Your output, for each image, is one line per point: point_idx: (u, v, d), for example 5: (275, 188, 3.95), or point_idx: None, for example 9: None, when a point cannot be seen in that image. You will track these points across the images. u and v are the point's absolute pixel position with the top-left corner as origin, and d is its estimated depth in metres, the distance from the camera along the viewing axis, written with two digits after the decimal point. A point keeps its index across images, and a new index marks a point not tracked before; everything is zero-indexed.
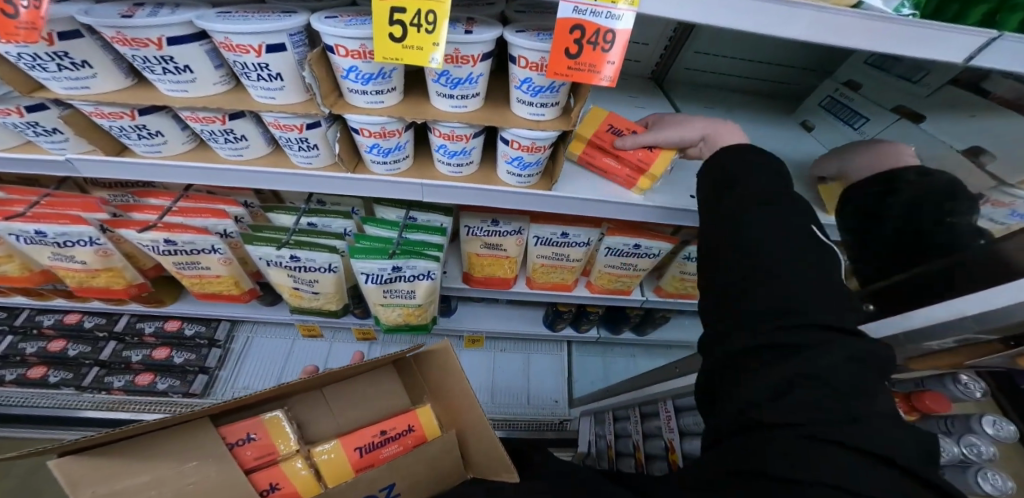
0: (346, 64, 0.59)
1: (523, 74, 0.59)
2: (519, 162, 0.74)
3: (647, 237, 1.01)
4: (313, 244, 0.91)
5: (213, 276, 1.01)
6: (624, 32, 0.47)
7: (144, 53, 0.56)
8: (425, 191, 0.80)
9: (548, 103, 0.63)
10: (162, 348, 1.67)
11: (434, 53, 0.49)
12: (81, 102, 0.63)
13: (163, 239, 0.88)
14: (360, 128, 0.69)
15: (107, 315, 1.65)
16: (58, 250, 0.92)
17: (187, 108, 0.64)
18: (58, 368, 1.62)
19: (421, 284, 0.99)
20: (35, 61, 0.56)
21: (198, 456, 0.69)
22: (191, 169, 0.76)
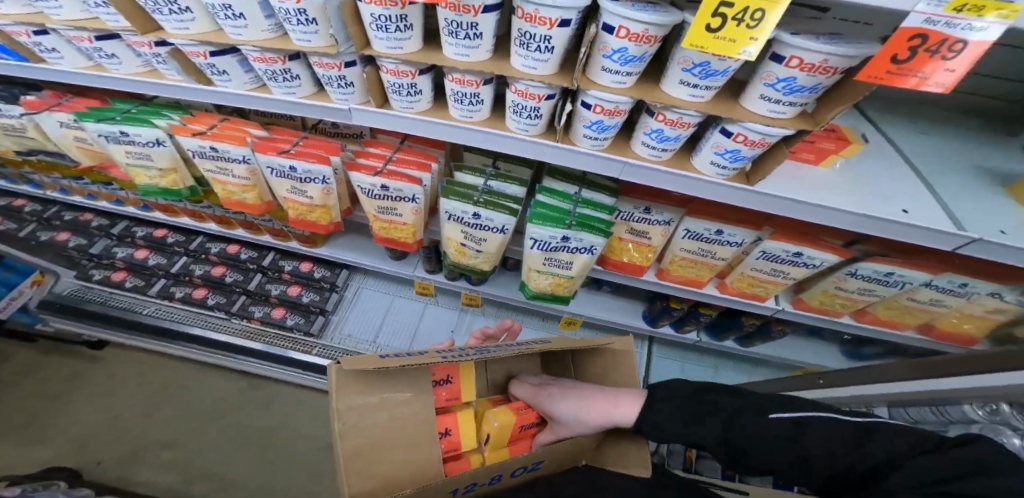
0: (617, 45, 0.64)
1: (789, 73, 0.59)
2: (732, 155, 0.75)
3: (813, 247, 1.00)
4: (497, 206, 1.01)
5: (400, 224, 1.12)
6: (979, 44, 0.46)
7: (462, 19, 0.65)
8: (623, 169, 0.86)
9: (795, 103, 0.64)
10: (294, 286, 1.95)
11: (746, 46, 0.52)
12: (391, 60, 0.76)
13: (381, 185, 1.01)
14: (592, 104, 0.76)
15: (258, 250, 1.98)
16: (297, 185, 1.09)
17: (461, 71, 0.75)
18: (214, 292, 1.93)
19: (578, 257, 1.06)
20: (384, 23, 0.68)
21: (412, 390, 0.92)
22: (429, 124, 0.88)
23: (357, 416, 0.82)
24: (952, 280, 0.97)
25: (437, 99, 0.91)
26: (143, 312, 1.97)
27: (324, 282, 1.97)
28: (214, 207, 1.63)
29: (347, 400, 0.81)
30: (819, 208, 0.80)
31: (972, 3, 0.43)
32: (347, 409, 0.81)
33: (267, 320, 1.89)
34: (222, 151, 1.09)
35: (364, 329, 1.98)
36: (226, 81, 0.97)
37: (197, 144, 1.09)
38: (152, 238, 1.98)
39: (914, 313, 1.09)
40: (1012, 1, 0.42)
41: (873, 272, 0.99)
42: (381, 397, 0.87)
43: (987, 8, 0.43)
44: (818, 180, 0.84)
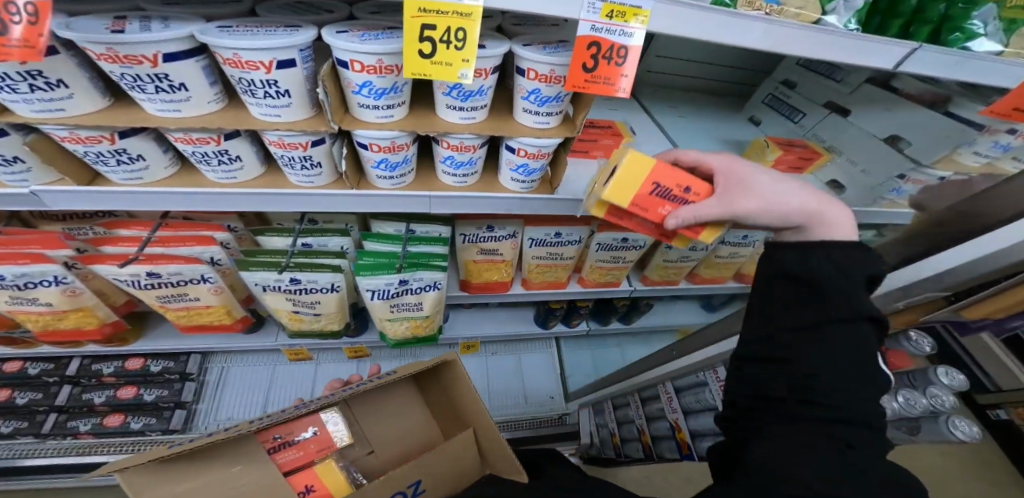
0: (358, 80, 0.59)
1: (533, 85, 0.63)
2: (524, 169, 0.77)
3: (635, 231, 1.10)
4: (316, 266, 0.91)
5: (204, 307, 0.99)
6: (637, 48, 0.51)
7: (138, 70, 0.55)
8: (433, 202, 0.82)
9: (553, 112, 0.67)
10: (127, 388, 1.57)
11: (462, 69, 0.49)
12: (55, 126, 0.61)
13: (145, 272, 0.86)
14: (367, 143, 0.69)
15: (53, 361, 1.57)
16: (18, 293, 0.88)
17: (180, 130, 0.64)
18: (8, 418, 1.53)
19: (428, 296, 1.00)
20: (5, 82, 0.53)
21: (240, 460, 0.79)
22: (176, 194, 0.75)
23: None
24: (736, 233, 1.17)
25: (182, 158, 0.78)
26: None
27: (171, 374, 1.63)
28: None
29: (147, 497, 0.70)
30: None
31: (616, 11, 0.48)
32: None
33: (99, 431, 1.52)
34: None
35: (246, 409, 1.74)
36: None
37: None
38: None
39: (726, 266, 1.28)
40: (641, 8, 0.49)
41: (682, 241, 1.13)
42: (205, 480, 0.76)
43: (628, 16, 0.49)
44: (610, 175, 0.94)
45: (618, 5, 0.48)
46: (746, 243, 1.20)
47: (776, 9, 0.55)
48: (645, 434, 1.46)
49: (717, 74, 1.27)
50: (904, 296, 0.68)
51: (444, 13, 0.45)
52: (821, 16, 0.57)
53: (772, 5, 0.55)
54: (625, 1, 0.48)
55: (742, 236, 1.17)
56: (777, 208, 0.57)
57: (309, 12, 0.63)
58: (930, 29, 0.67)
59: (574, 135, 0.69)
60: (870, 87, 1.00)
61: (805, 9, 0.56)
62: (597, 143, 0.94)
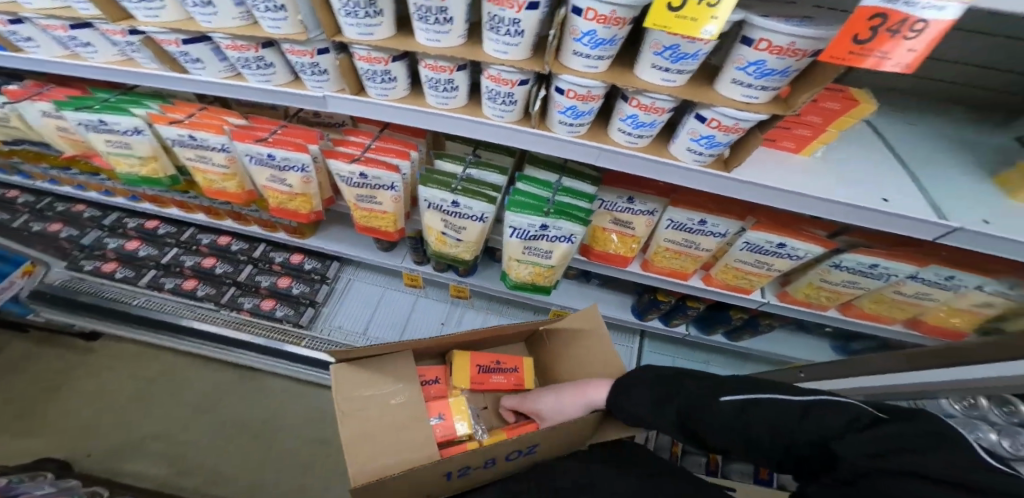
0: (585, 28, 0.64)
1: (758, 56, 0.58)
2: (708, 141, 0.74)
3: (797, 238, 0.97)
4: (475, 194, 1.01)
5: (381, 212, 1.11)
6: (942, 22, 0.42)
7: (430, 4, 0.64)
8: (599, 155, 0.86)
9: (767, 87, 0.62)
10: (284, 278, 1.90)
11: (707, 25, 0.52)
12: (361, 46, 0.75)
13: (359, 173, 1.00)
14: (565, 89, 0.76)
15: (249, 243, 1.93)
16: (275, 173, 1.06)
17: (433, 57, 0.74)
18: (205, 282, 1.88)
19: (559, 246, 1.06)
20: (352, 8, 0.67)
21: (402, 380, 0.96)
22: (410, 111, 0.87)
23: (357, 406, 0.89)
24: (938, 271, 0.93)
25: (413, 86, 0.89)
26: (133, 303, 1.93)
27: (315, 273, 1.93)
28: (199, 197, 1.63)
29: (346, 394, 0.89)
30: (791, 195, 0.79)
31: None
32: (346, 400, 0.88)
33: (256, 312, 1.82)
34: (201, 140, 1.07)
35: (354, 320, 1.91)
36: (199, 70, 0.95)
37: (176, 133, 1.08)
38: (144, 229, 1.96)
39: (901, 307, 1.07)
40: None
41: (857, 263, 0.96)
42: (374, 389, 0.92)
43: None
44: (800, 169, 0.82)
45: None
46: (948, 285, 0.96)
47: None
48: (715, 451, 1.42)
49: (954, 80, 1.04)
50: None
51: None
52: None
53: None
54: None
55: (947, 275, 0.94)
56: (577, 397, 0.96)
57: None
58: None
59: (786, 114, 0.63)
60: None
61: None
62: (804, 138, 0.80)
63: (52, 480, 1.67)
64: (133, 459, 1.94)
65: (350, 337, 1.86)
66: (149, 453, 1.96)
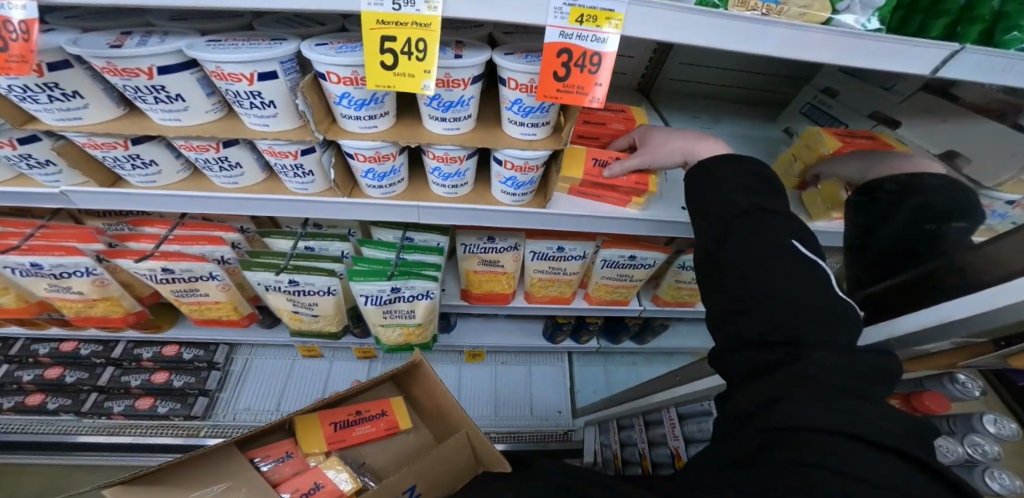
0: (338, 91, 0.59)
1: (514, 95, 0.60)
2: (513, 182, 0.74)
3: (642, 248, 0.99)
4: (313, 268, 0.92)
5: (213, 302, 1.01)
6: (610, 54, 0.49)
7: (136, 82, 0.56)
8: (421, 213, 0.81)
9: (539, 123, 0.64)
10: (161, 373, 1.57)
11: (426, 80, 0.49)
12: (75, 133, 0.64)
13: (160, 267, 0.89)
14: (354, 153, 0.70)
15: (102, 342, 1.56)
16: (54, 281, 0.95)
17: (181, 138, 0.65)
18: (55, 394, 1.53)
19: (420, 303, 1.00)
20: (25, 93, 0.56)
21: (224, 480, 0.80)
22: (185, 197, 0.76)
23: None
24: None
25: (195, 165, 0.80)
26: None
27: (200, 362, 1.62)
28: None
29: None
30: (606, 220, 0.82)
31: (586, 15, 0.46)
32: None
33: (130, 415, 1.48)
34: None
35: (263, 401, 1.69)
36: None
37: None
38: None
39: None
40: (614, 11, 0.46)
41: None
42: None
43: (602, 20, 0.47)
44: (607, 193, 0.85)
45: (589, 9, 0.46)
46: None
47: (777, 8, 0.48)
48: (645, 459, 1.34)
49: (746, 81, 1.15)
50: (938, 346, 0.57)
51: (404, 24, 0.45)
52: (833, 16, 0.50)
53: (772, 5, 0.48)
54: (595, 5, 0.45)
55: None
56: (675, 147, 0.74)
57: (298, 25, 0.64)
58: (982, 27, 0.52)
59: (562, 147, 0.65)
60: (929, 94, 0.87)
61: (811, 7, 0.49)
62: (599, 199, 0.83)
63: None
64: None
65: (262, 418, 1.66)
66: None
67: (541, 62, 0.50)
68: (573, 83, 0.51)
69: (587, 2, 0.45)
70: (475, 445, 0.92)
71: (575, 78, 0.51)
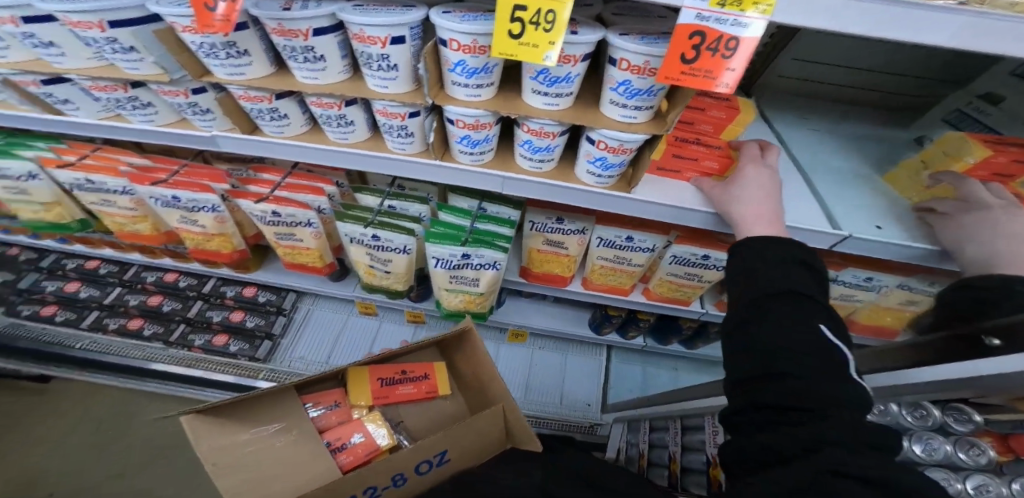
0: (455, 58, 0.63)
1: (623, 76, 0.59)
2: (602, 162, 0.74)
3: (719, 249, 0.97)
4: (393, 225, 0.98)
5: (304, 248, 1.10)
6: (750, 40, 0.49)
7: (294, 43, 0.63)
8: (504, 183, 0.84)
9: (642, 107, 0.62)
10: (238, 311, 1.74)
11: (548, 51, 0.52)
12: (235, 86, 0.72)
13: (272, 211, 0.99)
14: (454, 119, 0.75)
15: (198, 277, 1.75)
16: (186, 214, 1.08)
17: (314, 94, 0.72)
18: (151, 321, 1.70)
19: (485, 273, 1.04)
20: (210, 49, 0.65)
21: (281, 421, 0.81)
22: (305, 149, 0.84)
23: (226, 458, 0.73)
24: (854, 274, 0.99)
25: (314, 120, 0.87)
26: (73, 346, 1.73)
27: (270, 306, 1.76)
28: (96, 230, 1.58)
29: (210, 444, 0.72)
30: (688, 212, 0.81)
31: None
32: (213, 453, 0.72)
33: (208, 349, 1.66)
34: (99, 183, 1.07)
35: (314, 349, 1.78)
36: (76, 112, 0.90)
37: (72, 176, 1.08)
38: (84, 270, 1.76)
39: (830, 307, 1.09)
40: None
41: None
42: (254, 432, 0.78)
43: (746, 4, 0.47)
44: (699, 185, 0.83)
45: None
46: (869, 286, 1.01)
47: None
48: (675, 461, 1.31)
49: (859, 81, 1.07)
50: None
51: None
52: None
53: None
54: None
55: (865, 278, 0.99)
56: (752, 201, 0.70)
57: None
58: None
59: (664, 132, 0.63)
60: None
61: None
62: (681, 175, 0.84)
63: None
64: None
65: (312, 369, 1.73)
66: None
67: (670, 45, 0.50)
68: (702, 66, 0.51)
69: None
70: (508, 419, 0.91)
71: (706, 63, 0.51)
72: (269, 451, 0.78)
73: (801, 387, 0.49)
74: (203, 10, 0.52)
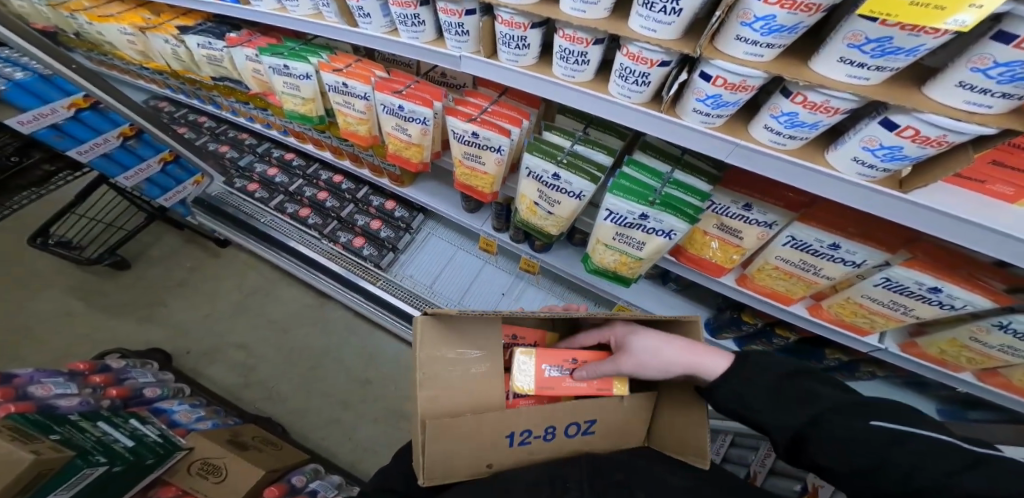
0: (762, 12, 0.55)
1: (1014, 56, 0.45)
2: (889, 152, 0.62)
3: (958, 285, 0.81)
4: (580, 169, 0.94)
5: (481, 172, 1.09)
6: None
7: None
8: (732, 151, 0.77)
9: (1010, 95, 0.49)
10: (376, 221, 1.87)
11: (957, 14, 0.42)
12: (507, 10, 0.78)
13: (472, 132, 1.00)
14: (714, 76, 0.67)
15: (358, 183, 1.92)
16: (400, 122, 1.15)
17: (574, 27, 0.74)
18: (315, 213, 1.93)
19: (654, 239, 0.99)
20: None
21: (482, 348, 0.83)
22: (532, 80, 0.90)
23: (433, 367, 0.78)
24: None
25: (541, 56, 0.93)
26: (258, 219, 2.10)
27: (401, 222, 1.87)
28: (281, 119, 1.75)
29: (427, 352, 0.76)
30: (968, 226, 0.66)
31: None
32: (427, 359, 0.77)
33: (347, 248, 1.84)
34: (350, 87, 1.16)
35: (426, 271, 1.86)
36: (367, 24, 1.03)
37: (333, 78, 1.18)
38: (281, 160, 2.03)
39: None
40: None
41: None
42: (458, 353, 0.80)
43: None
44: (979, 206, 0.67)
45: None
46: None
47: None
48: None
49: None
50: None
51: None
52: None
53: None
54: None
55: None
56: (676, 362, 0.75)
57: None
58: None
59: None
60: None
61: None
62: (981, 185, 0.68)
63: (155, 370, 1.93)
64: (213, 364, 2.20)
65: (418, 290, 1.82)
66: (224, 360, 2.21)
67: None
68: None
69: None
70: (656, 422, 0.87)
71: None
72: (467, 373, 0.81)
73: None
74: None
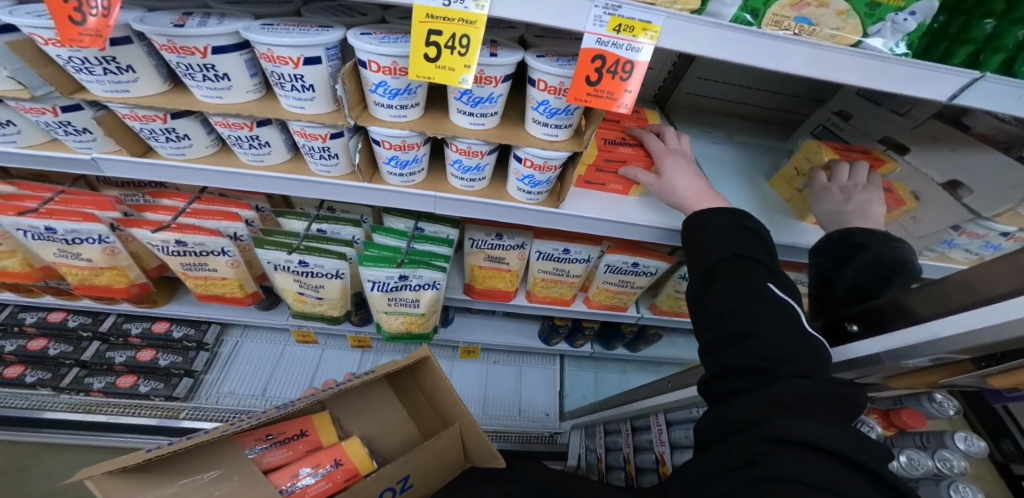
0: (375, 79, 0.61)
1: (542, 96, 0.64)
2: (530, 180, 0.77)
3: (646, 256, 1.07)
4: (324, 251, 0.96)
5: (219, 279, 1.07)
6: (642, 63, 0.52)
7: (188, 60, 0.58)
8: (437, 203, 0.82)
9: (562, 125, 0.68)
10: (148, 350, 1.46)
11: (464, 75, 0.53)
12: (120, 105, 0.66)
13: (174, 239, 0.94)
14: (381, 140, 0.71)
15: (92, 314, 1.45)
16: (65, 247, 0.97)
17: (218, 115, 0.66)
18: (35, 367, 1.42)
19: (425, 293, 1.04)
20: (82, 64, 0.58)
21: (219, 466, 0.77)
22: (206, 173, 0.78)
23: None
24: None
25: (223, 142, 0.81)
26: None
27: (189, 341, 1.48)
28: None
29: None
30: (601, 222, 0.85)
31: (624, 25, 0.50)
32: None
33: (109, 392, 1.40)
34: (67, 231, 0.92)
35: (248, 384, 1.57)
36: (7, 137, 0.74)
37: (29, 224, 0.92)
38: None
39: None
40: (651, 23, 0.49)
41: None
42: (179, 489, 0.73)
43: (638, 31, 0.50)
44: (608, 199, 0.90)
45: (627, 19, 0.49)
46: None
47: (809, 27, 0.54)
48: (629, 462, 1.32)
49: (774, 102, 1.16)
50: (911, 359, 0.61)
51: (451, 20, 0.49)
52: (863, 38, 0.55)
53: (804, 24, 0.53)
54: (634, 16, 0.49)
55: None
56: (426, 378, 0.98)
57: (344, 15, 0.65)
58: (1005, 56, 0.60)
59: (581, 149, 0.69)
60: (937, 122, 0.87)
61: (841, 30, 0.54)
62: (606, 187, 0.91)
63: None
64: None
65: (244, 404, 1.53)
66: None
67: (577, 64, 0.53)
68: (604, 86, 0.55)
69: (627, 13, 0.49)
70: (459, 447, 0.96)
71: (607, 84, 0.55)
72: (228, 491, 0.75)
73: (751, 341, 0.55)
74: (67, 23, 0.48)
